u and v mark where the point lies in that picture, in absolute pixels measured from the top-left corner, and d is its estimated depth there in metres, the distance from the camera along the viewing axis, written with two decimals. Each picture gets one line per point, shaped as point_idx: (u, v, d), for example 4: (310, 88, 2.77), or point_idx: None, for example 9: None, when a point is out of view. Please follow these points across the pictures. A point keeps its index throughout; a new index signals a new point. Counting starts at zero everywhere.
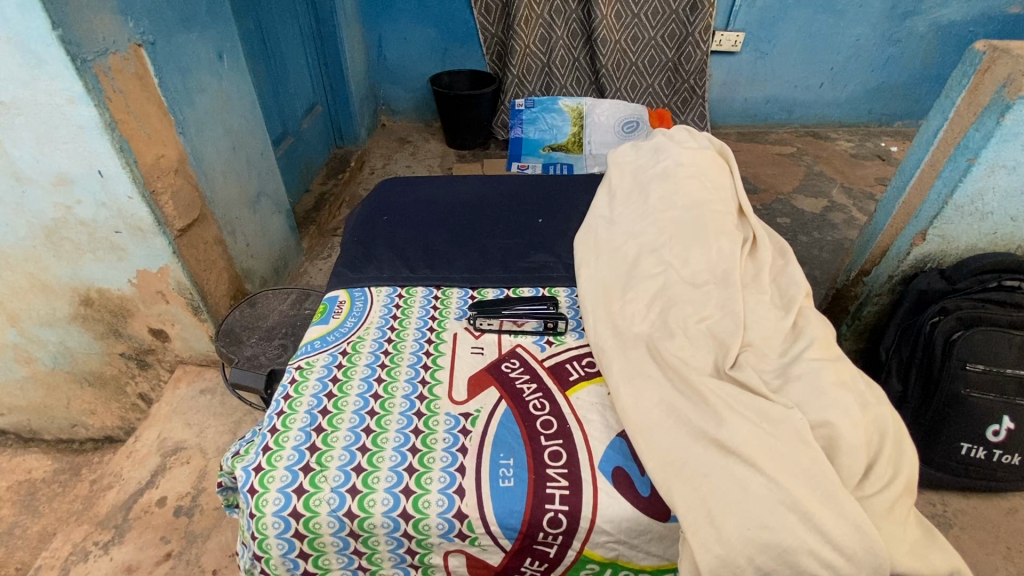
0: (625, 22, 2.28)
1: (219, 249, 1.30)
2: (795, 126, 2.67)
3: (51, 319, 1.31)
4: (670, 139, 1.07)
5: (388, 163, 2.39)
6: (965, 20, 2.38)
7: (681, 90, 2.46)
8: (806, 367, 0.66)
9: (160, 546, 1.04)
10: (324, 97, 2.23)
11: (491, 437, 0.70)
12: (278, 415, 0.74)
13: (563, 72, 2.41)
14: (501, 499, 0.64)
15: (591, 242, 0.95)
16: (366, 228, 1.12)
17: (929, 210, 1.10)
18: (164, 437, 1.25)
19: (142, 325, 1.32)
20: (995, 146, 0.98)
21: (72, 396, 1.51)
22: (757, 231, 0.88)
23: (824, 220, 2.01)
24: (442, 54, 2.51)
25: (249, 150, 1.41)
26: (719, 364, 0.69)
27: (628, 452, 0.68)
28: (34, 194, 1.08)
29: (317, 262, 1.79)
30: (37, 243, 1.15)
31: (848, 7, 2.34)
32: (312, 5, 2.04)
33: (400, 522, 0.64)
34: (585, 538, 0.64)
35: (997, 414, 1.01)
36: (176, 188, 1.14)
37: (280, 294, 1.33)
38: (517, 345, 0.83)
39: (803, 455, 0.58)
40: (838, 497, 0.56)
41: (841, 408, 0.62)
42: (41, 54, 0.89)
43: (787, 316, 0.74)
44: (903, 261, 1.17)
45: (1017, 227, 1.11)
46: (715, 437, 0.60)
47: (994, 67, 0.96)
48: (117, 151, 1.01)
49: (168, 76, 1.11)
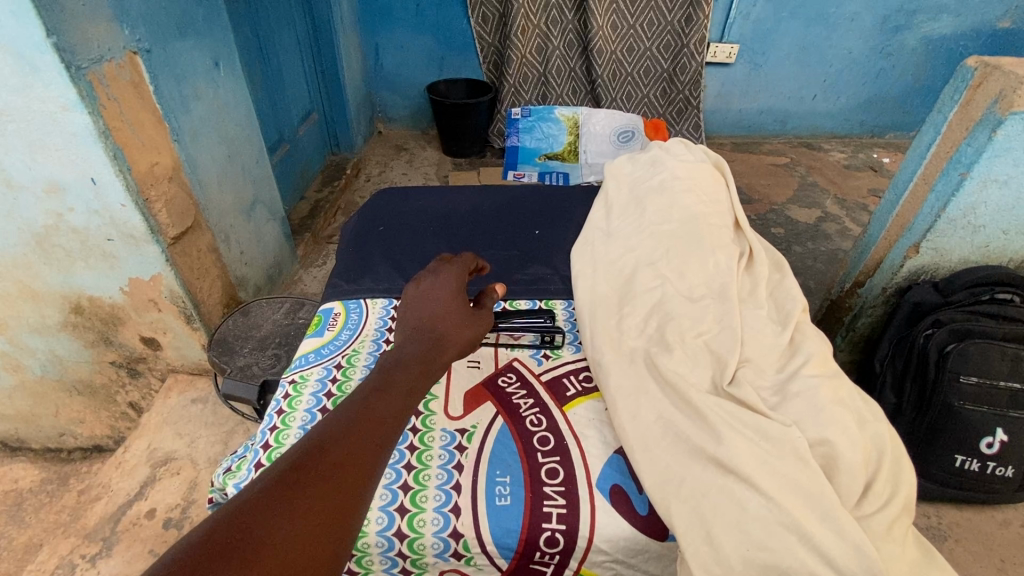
0: (621, 32, 2.30)
1: (212, 257, 1.29)
2: (789, 137, 2.70)
3: (40, 327, 1.29)
4: (667, 152, 1.07)
5: (384, 171, 2.39)
6: (955, 33, 2.41)
7: (676, 101, 2.48)
8: (804, 384, 0.66)
9: (148, 560, 1.03)
10: (321, 103, 2.23)
11: (487, 453, 0.69)
12: (270, 429, 0.73)
13: (560, 82, 2.44)
14: (497, 518, 0.63)
15: (588, 253, 0.95)
16: (361, 238, 1.12)
17: (922, 223, 1.11)
18: (155, 447, 1.23)
19: (133, 333, 1.30)
20: (987, 161, 0.99)
21: (61, 405, 1.49)
22: (754, 245, 0.88)
23: (818, 230, 2.03)
24: (439, 62, 2.51)
25: (244, 157, 1.40)
26: (717, 381, 0.68)
27: (626, 469, 0.67)
28: (25, 202, 1.06)
29: (312, 270, 1.78)
30: (28, 251, 1.14)
31: (841, 21, 2.37)
32: (309, 11, 2.04)
33: (395, 542, 0.63)
34: (583, 557, 0.63)
35: (991, 427, 1.01)
36: (169, 196, 1.13)
37: (274, 303, 1.32)
38: (514, 359, 0.83)
39: (801, 473, 0.58)
40: (837, 517, 0.55)
41: (840, 426, 0.62)
42: (35, 61, 0.88)
43: (784, 332, 0.73)
44: (896, 273, 1.18)
45: (1010, 241, 1.12)
46: (713, 455, 0.60)
47: (986, 84, 0.97)
48: (110, 158, 1.00)
49: (163, 84, 1.10)
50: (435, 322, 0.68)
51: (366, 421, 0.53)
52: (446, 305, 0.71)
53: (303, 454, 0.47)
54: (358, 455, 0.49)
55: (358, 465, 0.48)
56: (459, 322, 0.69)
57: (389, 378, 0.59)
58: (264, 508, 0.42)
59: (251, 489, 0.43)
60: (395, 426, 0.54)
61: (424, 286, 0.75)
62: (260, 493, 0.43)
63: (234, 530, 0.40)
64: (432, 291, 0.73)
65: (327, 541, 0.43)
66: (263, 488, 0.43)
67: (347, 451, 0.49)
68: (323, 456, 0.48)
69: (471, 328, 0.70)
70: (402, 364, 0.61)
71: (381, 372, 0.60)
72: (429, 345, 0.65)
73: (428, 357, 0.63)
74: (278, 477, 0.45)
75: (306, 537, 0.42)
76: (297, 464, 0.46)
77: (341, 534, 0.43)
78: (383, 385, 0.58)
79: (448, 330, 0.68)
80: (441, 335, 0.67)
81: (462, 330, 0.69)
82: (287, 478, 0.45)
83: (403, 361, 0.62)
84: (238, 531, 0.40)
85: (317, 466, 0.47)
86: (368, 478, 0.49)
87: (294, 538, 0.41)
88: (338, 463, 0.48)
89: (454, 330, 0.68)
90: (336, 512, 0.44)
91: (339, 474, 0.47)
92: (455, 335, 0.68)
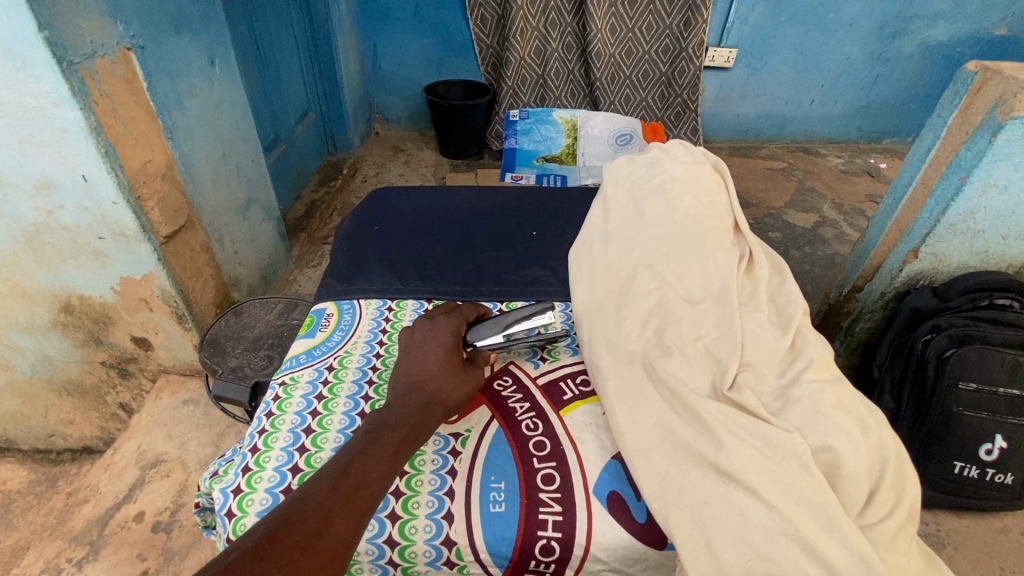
0: (619, 36, 2.30)
1: (205, 256, 1.27)
2: (787, 141, 2.70)
3: (29, 326, 1.26)
4: (666, 154, 1.06)
5: (381, 172, 2.38)
6: (952, 40, 2.42)
7: (674, 105, 2.48)
8: (806, 389, 0.64)
9: (136, 564, 1.01)
10: (318, 103, 2.21)
11: (482, 459, 0.67)
12: (259, 432, 0.71)
13: (558, 84, 2.43)
14: (491, 525, 0.62)
15: (585, 255, 0.93)
16: (356, 238, 1.10)
17: (922, 228, 1.10)
18: (144, 449, 1.21)
19: (124, 333, 1.28)
20: (987, 166, 0.98)
21: (50, 405, 1.47)
22: (754, 248, 0.87)
23: (815, 235, 2.02)
24: (437, 63, 2.50)
25: (239, 155, 1.39)
26: (717, 385, 0.67)
27: (624, 476, 0.66)
28: (15, 199, 1.04)
29: (307, 271, 1.76)
30: (16, 249, 1.12)
31: (838, 27, 2.37)
32: (307, 11, 2.03)
33: (386, 550, 0.61)
34: (579, 565, 0.62)
35: (991, 434, 1.00)
36: (162, 194, 1.11)
37: (266, 304, 1.30)
38: (510, 362, 0.81)
39: (805, 482, 0.56)
40: (841, 527, 0.54)
41: (843, 432, 0.60)
42: (25, 56, 0.86)
43: (785, 336, 0.72)
44: (895, 278, 1.17)
45: (1010, 246, 1.11)
46: (714, 461, 0.58)
47: (986, 88, 0.96)
48: (101, 155, 0.98)
49: (157, 81, 1.09)
50: (428, 379, 0.65)
51: (344, 491, 0.56)
52: (443, 359, 0.68)
53: (281, 526, 0.52)
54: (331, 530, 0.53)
55: (330, 539, 0.52)
56: (455, 378, 0.66)
57: (373, 442, 0.61)
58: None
59: (232, 558, 0.49)
60: (373, 494, 0.57)
61: (423, 332, 0.72)
62: (237, 565, 0.48)
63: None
64: (433, 340, 0.70)
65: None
66: (241, 559, 0.49)
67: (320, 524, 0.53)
68: (299, 529, 0.52)
69: (468, 387, 0.67)
70: (388, 426, 0.62)
71: (367, 433, 0.62)
72: (421, 406, 0.64)
73: (416, 419, 0.63)
74: (260, 547, 0.50)
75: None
76: (277, 534, 0.51)
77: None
78: (368, 450, 0.60)
79: (443, 390, 0.65)
80: (434, 395, 0.64)
81: (458, 390, 0.66)
82: (264, 549, 0.50)
83: (390, 423, 0.62)
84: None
85: (293, 538, 0.51)
86: (343, 550, 0.53)
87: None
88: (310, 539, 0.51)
89: (450, 389, 0.65)
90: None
91: (311, 550, 0.51)
92: (451, 395, 0.65)
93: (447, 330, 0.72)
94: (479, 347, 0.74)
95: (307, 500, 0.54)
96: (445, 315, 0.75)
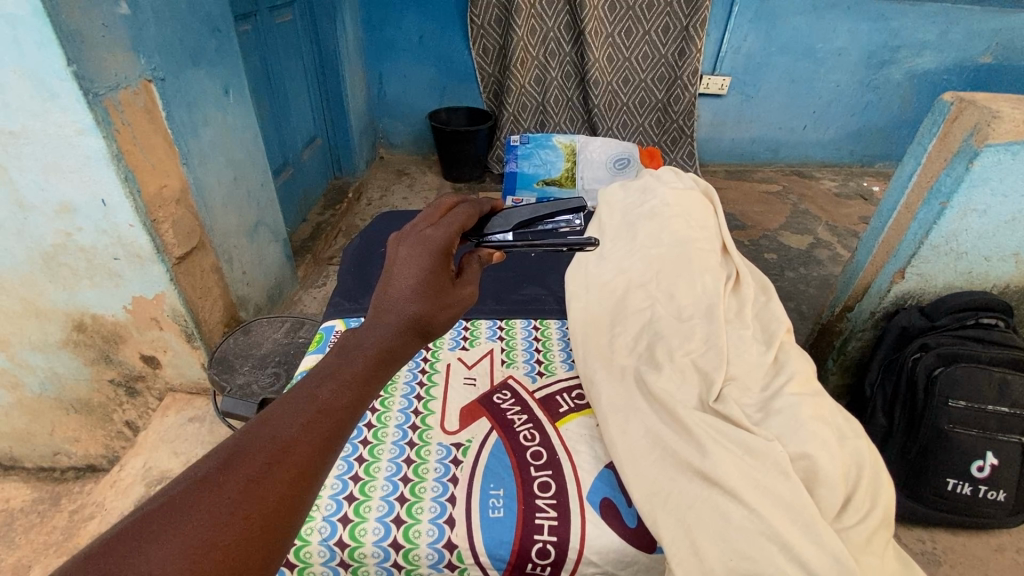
0: (616, 64, 2.40)
1: (215, 276, 1.32)
2: (781, 165, 2.78)
3: (41, 344, 1.30)
4: (658, 180, 1.11)
5: (385, 195, 2.44)
6: (939, 68, 2.51)
7: (671, 130, 2.55)
8: (786, 401, 0.68)
9: None
10: (325, 129, 2.29)
11: (482, 467, 0.71)
12: None
13: (558, 111, 2.51)
14: (490, 530, 0.65)
15: (581, 276, 0.98)
16: (362, 260, 1.15)
17: (906, 250, 1.14)
18: (150, 467, 1.23)
19: (133, 351, 1.32)
20: (965, 191, 1.03)
21: (57, 423, 1.49)
22: (740, 269, 0.92)
23: (810, 256, 2.07)
24: (441, 90, 2.59)
25: (249, 180, 1.45)
26: (704, 398, 0.70)
27: (616, 483, 0.69)
28: (35, 221, 1.09)
29: (312, 291, 1.81)
30: (34, 269, 1.16)
31: (828, 56, 2.46)
32: (316, 42, 2.13)
33: (390, 552, 0.64)
34: (573, 568, 0.65)
35: (982, 450, 1.03)
36: (176, 217, 1.17)
37: (274, 323, 1.35)
38: (509, 376, 0.85)
39: (782, 486, 0.60)
40: (816, 528, 0.57)
41: (819, 441, 0.64)
42: (54, 88, 0.92)
43: (767, 351, 0.76)
44: (883, 298, 1.21)
45: (991, 267, 1.16)
46: (699, 468, 0.62)
47: (961, 117, 1.02)
48: (121, 180, 1.03)
49: (175, 110, 1.15)
50: (408, 297, 0.50)
51: (311, 413, 0.40)
52: (427, 274, 0.52)
53: (226, 457, 0.37)
54: (292, 464, 0.37)
55: (290, 476, 0.37)
56: (441, 300, 0.52)
57: (347, 359, 0.44)
58: (167, 525, 0.33)
59: (163, 493, 0.34)
60: (348, 423, 0.41)
61: (407, 243, 0.56)
62: (169, 502, 0.34)
63: (130, 545, 0.32)
64: (416, 250, 0.54)
65: (246, 563, 0.34)
66: (174, 497, 0.34)
67: (276, 455, 0.37)
68: (244, 464, 0.36)
69: (456, 311, 0.53)
70: (364, 344, 0.46)
71: (340, 351, 0.45)
72: (401, 327, 0.48)
73: (397, 341, 0.47)
74: (196, 483, 0.35)
75: (212, 567, 0.32)
76: (221, 466, 0.36)
77: (266, 554, 0.34)
78: (341, 366, 0.43)
79: (427, 310, 0.50)
80: (417, 316, 0.49)
81: (444, 312, 0.51)
82: (203, 486, 0.35)
83: (366, 341, 0.46)
84: (128, 552, 0.31)
85: (242, 470, 0.36)
86: (300, 493, 0.37)
87: (191, 564, 0.32)
88: (263, 473, 0.36)
89: (435, 310, 0.50)
90: (259, 532, 0.35)
91: (264, 486, 0.36)
92: (436, 319, 0.51)
93: (435, 240, 0.56)
94: (485, 242, 0.71)
95: (262, 426, 0.39)
96: (431, 225, 0.59)
